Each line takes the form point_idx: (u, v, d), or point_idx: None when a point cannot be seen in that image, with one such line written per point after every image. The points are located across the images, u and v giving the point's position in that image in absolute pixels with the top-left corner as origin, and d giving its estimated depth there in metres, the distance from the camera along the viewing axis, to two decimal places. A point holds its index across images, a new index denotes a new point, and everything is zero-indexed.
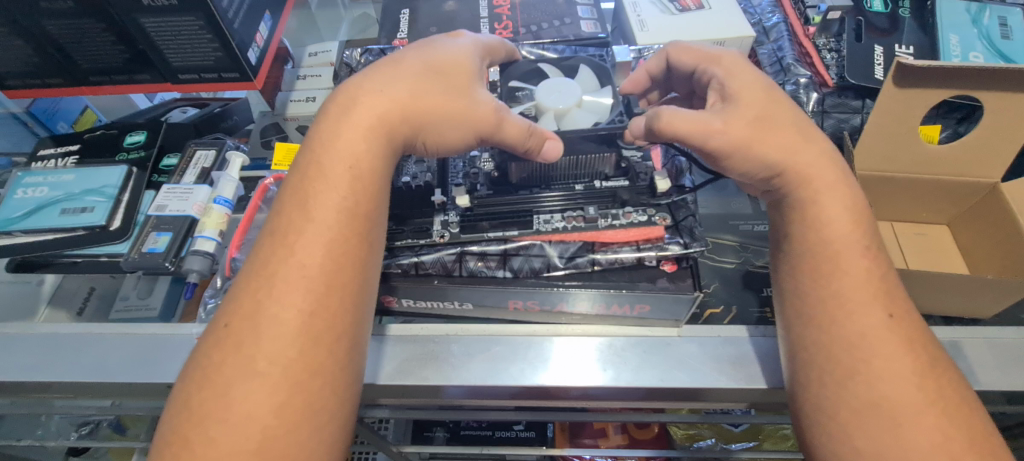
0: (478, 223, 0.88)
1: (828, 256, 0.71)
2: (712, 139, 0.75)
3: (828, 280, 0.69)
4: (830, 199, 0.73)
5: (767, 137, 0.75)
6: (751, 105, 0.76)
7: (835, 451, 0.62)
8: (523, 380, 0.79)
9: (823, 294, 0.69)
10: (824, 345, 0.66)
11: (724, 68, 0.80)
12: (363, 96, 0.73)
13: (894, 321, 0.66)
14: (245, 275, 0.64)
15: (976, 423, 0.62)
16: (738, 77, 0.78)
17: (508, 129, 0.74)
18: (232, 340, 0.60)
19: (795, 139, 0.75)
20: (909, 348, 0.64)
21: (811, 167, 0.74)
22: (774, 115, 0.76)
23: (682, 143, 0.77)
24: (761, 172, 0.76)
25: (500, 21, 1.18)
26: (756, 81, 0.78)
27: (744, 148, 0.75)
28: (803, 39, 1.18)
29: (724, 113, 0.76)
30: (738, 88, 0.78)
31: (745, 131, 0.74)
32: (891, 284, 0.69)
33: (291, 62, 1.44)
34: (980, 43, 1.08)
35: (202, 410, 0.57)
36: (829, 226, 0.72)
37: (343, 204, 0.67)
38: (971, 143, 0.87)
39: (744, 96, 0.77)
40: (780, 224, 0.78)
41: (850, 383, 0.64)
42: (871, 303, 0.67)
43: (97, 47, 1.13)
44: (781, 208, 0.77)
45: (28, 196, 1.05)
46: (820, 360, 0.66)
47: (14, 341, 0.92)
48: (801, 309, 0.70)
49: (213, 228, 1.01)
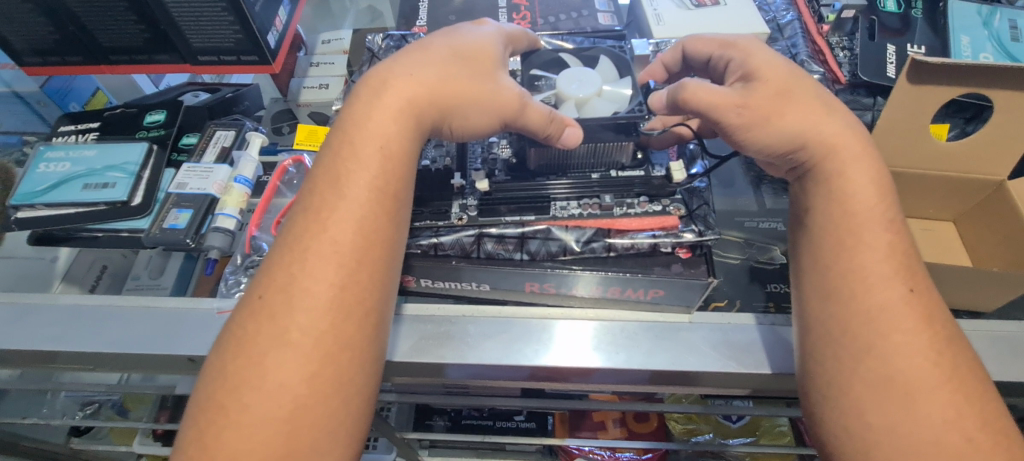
0: (497, 207, 0.89)
1: (852, 229, 0.73)
2: (730, 115, 0.77)
3: (850, 253, 0.72)
4: (855, 180, 0.75)
5: (794, 123, 0.76)
6: (772, 81, 0.78)
7: (847, 425, 0.65)
8: (535, 361, 0.82)
9: (843, 267, 0.71)
10: (841, 320, 0.69)
11: (741, 50, 0.82)
12: (395, 78, 0.74)
13: (914, 294, 0.68)
14: (278, 250, 0.66)
15: (990, 405, 0.64)
16: (759, 61, 0.80)
17: (531, 115, 0.76)
18: (266, 311, 0.62)
19: (823, 124, 0.76)
20: (927, 326, 0.67)
21: (835, 140, 0.76)
22: (796, 90, 0.78)
23: (703, 115, 0.79)
24: (785, 144, 0.77)
25: (518, 11, 1.21)
26: (776, 62, 0.80)
27: (764, 123, 0.77)
28: (816, 36, 1.18)
29: (745, 90, 0.78)
30: (757, 64, 0.79)
31: (751, 105, 0.77)
32: (912, 261, 0.72)
33: (303, 49, 1.46)
34: (991, 45, 1.10)
35: (235, 379, 0.59)
36: (849, 204, 0.74)
37: (374, 183, 0.68)
38: (980, 140, 0.89)
39: (766, 74, 0.79)
40: (802, 200, 0.80)
41: (866, 359, 0.66)
42: (891, 278, 0.69)
43: (118, 26, 1.14)
44: (804, 191, 0.80)
45: (50, 171, 1.06)
46: (836, 333, 0.69)
47: (36, 312, 0.94)
48: (821, 287, 0.72)
49: (234, 207, 1.05)
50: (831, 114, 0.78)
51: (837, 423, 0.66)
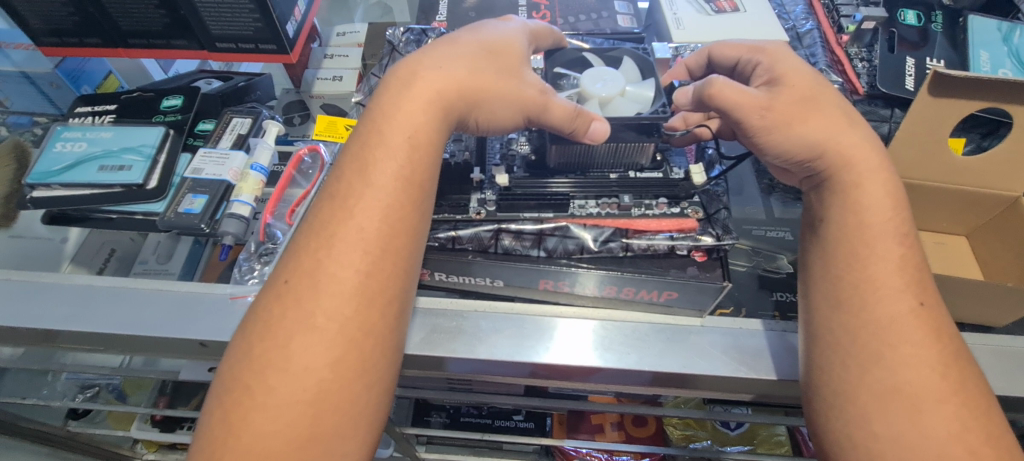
0: (516, 203, 0.90)
1: (864, 240, 0.73)
2: (753, 116, 0.78)
3: (861, 264, 0.72)
4: (870, 191, 0.75)
5: (814, 131, 0.76)
6: (796, 86, 0.79)
7: (852, 433, 0.66)
8: (546, 359, 0.82)
9: (855, 277, 0.72)
10: (852, 328, 0.69)
11: (768, 55, 0.83)
12: (424, 70, 0.74)
13: (924, 308, 0.69)
14: (304, 237, 0.66)
15: (994, 419, 0.65)
16: (785, 66, 0.81)
17: (554, 111, 0.76)
18: (292, 295, 0.62)
19: (842, 135, 0.77)
20: (937, 338, 0.67)
21: (851, 153, 0.76)
22: (820, 98, 0.79)
23: (726, 115, 0.80)
24: (804, 152, 0.77)
25: (538, 10, 1.21)
26: (802, 68, 0.81)
27: (787, 127, 0.77)
28: (835, 46, 1.20)
29: (771, 93, 0.79)
30: (783, 70, 0.80)
31: (777, 110, 0.77)
32: (923, 274, 0.72)
33: (319, 41, 1.46)
34: (1010, 61, 1.10)
35: (261, 361, 0.59)
36: (862, 212, 0.74)
37: (400, 172, 0.69)
38: (998, 156, 0.89)
39: (791, 79, 0.80)
40: (816, 210, 0.80)
41: (874, 368, 0.67)
42: (902, 290, 0.70)
43: (138, 10, 1.14)
44: (819, 201, 0.80)
45: (67, 150, 1.06)
46: (847, 341, 0.69)
47: (50, 290, 0.94)
48: (831, 295, 0.73)
49: (249, 194, 1.05)
50: (850, 122, 0.78)
51: (843, 430, 0.66)
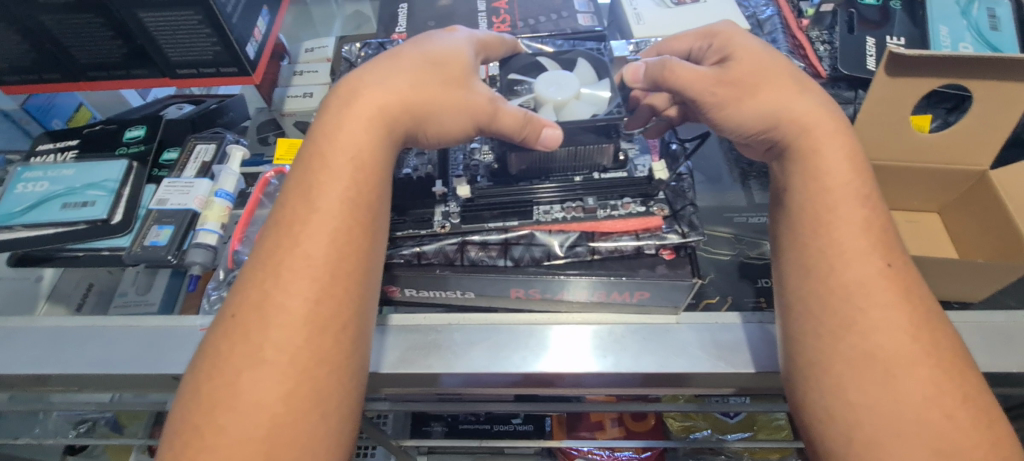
0: (480, 213, 0.89)
1: (825, 208, 0.73)
2: (705, 94, 0.79)
3: (825, 230, 0.71)
4: (831, 165, 0.74)
5: (765, 103, 0.77)
6: (746, 63, 0.79)
7: (828, 405, 0.64)
8: (522, 367, 0.81)
9: (820, 244, 0.71)
10: (820, 298, 0.69)
11: (722, 34, 0.83)
12: (365, 87, 0.73)
13: (891, 270, 0.68)
14: (251, 268, 0.65)
15: (974, 384, 0.63)
16: (737, 44, 0.81)
17: (504, 120, 0.75)
18: (240, 330, 0.61)
19: (794, 102, 0.77)
20: (905, 299, 0.66)
21: (805, 126, 0.76)
22: (772, 74, 0.79)
23: (681, 94, 0.81)
24: (756, 124, 0.78)
25: (498, 15, 1.19)
26: (755, 45, 0.81)
27: (737, 103, 0.77)
28: (796, 32, 1.17)
29: (722, 69, 0.80)
30: (735, 48, 0.81)
31: (726, 87, 0.78)
32: (889, 235, 0.71)
33: (287, 59, 1.45)
34: (969, 35, 1.11)
35: (211, 400, 0.58)
36: (824, 185, 0.74)
37: (347, 195, 0.68)
38: (961, 131, 0.89)
39: (741, 57, 0.80)
40: (781, 180, 0.79)
41: (845, 335, 0.66)
42: (868, 254, 0.69)
43: (95, 42, 1.13)
44: (782, 173, 0.79)
45: (29, 190, 1.05)
46: (817, 310, 0.68)
47: (17, 334, 0.93)
48: (799, 265, 0.72)
49: (215, 221, 1.02)
50: (807, 96, 0.78)
51: (819, 403, 0.65)
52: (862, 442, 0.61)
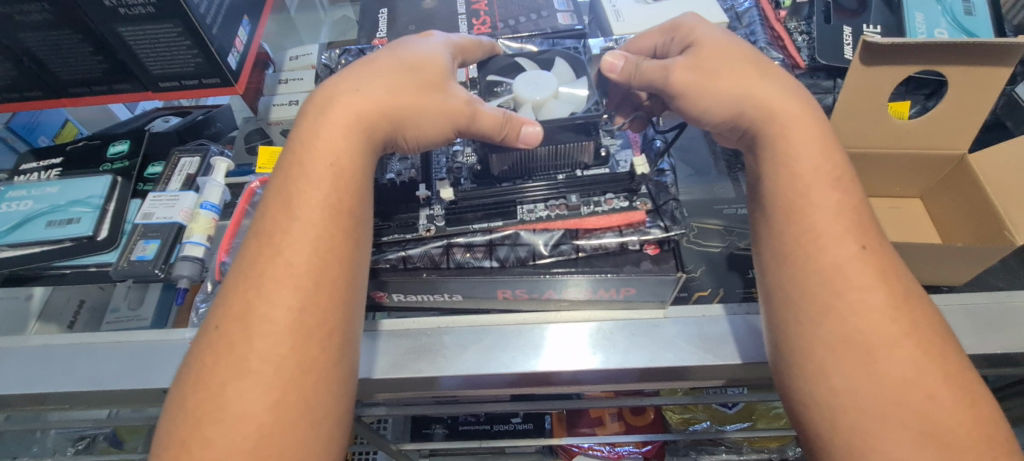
0: (464, 215, 0.89)
1: (804, 196, 0.73)
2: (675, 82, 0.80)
3: (802, 216, 0.72)
4: (808, 154, 0.75)
5: (732, 87, 0.78)
6: (711, 49, 0.81)
7: (814, 391, 0.64)
8: (513, 367, 0.81)
9: (798, 230, 0.72)
10: (801, 283, 0.69)
11: (685, 25, 0.86)
12: (341, 95, 0.74)
13: (868, 252, 0.69)
14: (233, 280, 0.65)
15: (957, 365, 0.64)
16: (701, 33, 0.84)
17: (483, 119, 0.75)
18: (225, 342, 0.61)
19: (764, 91, 0.78)
20: (885, 283, 0.67)
21: (781, 117, 0.77)
22: (740, 62, 0.80)
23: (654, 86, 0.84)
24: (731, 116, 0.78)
25: (477, 17, 1.19)
26: (718, 33, 0.84)
27: (708, 88, 0.79)
28: (775, 22, 1.18)
29: (689, 56, 0.81)
30: (698, 37, 0.83)
31: (694, 73, 0.80)
32: (866, 219, 0.72)
33: (271, 67, 1.42)
34: (945, 20, 1.12)
35: (198, 413, 0.58)
36: (801, 173, 0.74)
37: (327, 201, 0.68)
38: (940, 116, 0.89)
39: (706, 44, 0.82)
40: (756, 170, 0.80)
41: (827, 319, 0.66)
42: (846, 240, 0.69)
43: (75, 58, 1.12)
44: (756, 161, 0.80)
45: (13, 209, 1.04)
46: (799, 296, 0.69)
47: (8, 355, 0.92)
48: (778, 252, 0.73)
49: (201, 234, 1.02)
50: (780, 87, 0.79)
51: (804, 390, 0.65)
52: (848, 427, 0.61)
